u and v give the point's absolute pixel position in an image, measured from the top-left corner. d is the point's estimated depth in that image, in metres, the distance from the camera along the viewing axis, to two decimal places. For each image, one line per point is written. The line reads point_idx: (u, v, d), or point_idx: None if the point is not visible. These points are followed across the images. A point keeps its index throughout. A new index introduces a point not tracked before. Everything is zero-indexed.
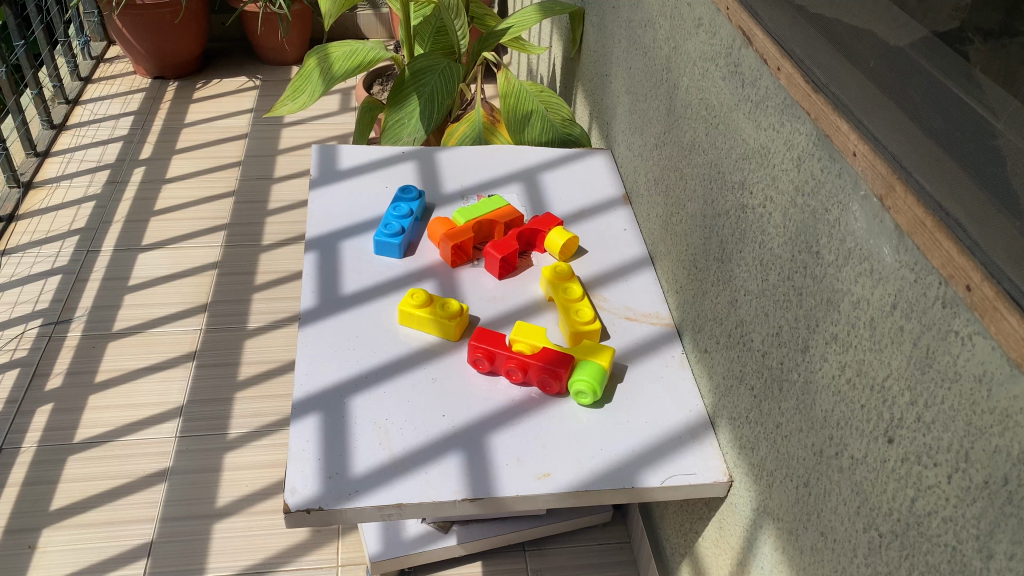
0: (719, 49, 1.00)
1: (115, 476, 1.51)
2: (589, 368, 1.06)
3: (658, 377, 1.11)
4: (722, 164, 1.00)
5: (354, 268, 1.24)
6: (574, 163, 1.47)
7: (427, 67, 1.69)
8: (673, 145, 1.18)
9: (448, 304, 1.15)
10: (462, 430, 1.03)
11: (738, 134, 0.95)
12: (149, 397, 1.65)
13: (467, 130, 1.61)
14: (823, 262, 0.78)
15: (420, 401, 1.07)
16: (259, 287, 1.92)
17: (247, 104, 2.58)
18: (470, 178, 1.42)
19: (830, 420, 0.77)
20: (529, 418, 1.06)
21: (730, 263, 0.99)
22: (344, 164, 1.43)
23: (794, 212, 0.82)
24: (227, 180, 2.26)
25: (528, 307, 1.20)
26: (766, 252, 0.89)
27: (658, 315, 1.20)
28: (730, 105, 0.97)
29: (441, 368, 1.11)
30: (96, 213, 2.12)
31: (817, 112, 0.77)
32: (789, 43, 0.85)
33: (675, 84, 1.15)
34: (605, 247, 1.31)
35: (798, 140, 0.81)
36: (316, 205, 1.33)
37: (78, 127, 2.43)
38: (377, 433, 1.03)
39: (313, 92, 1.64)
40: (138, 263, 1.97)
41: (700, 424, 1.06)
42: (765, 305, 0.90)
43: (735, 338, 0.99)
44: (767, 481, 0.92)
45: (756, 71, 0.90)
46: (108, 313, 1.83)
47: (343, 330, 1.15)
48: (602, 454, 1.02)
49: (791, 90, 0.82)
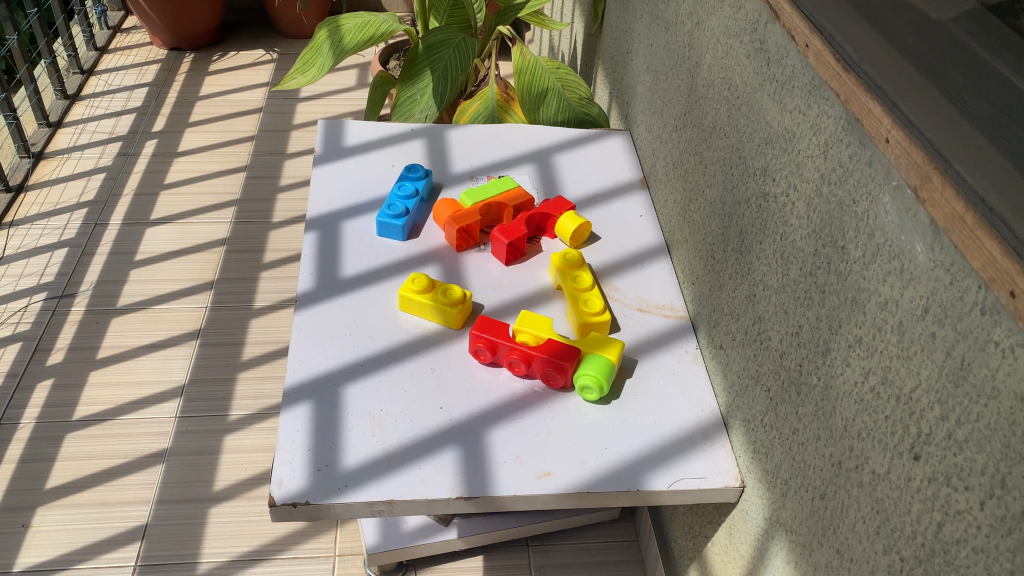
0: (744, 23, 0.93)
1: (113, 455, 1.48)
2: (597, 363, 1.00)
3: (669, 374, 1.05)
4: (744, 148, 0.93)
5: (356, 250, 1.19)
6: (591, 143, 1.40)
7: (441, 41, 1.63)
8: (692, 127, 1.11)
9: (450, 290, 1.09)
10: (459, 424, 0.98)
11: (762, 117, 0.88)
12: (151, 375, 1.62)
13: (480, 107, 1.53)
14: (848, 259, 0.71)
15: (417, 392, 1.02)
16: (268, 266, 1.88)
17: (263, 77, 2.53)
18: (481, 157, 1.36)
19: (851, 430, 0.71)
20: (531, 414, 1.00)
21: (749, 254, 0.92)
22: (350, 141, 1.37)
23: (819, 203, 0.76)
24: (239, 154, 2.21)
25: (534, 296, 1.14)
26: (788, 245, 0.82)
27: (672, 307, 1.14)
28: (754, 85, 0.90)
29: (441, 357, 1.06)
30: (106, 185, 2.08)
31: (847, 94, 0.69)
32: (821, 17, 0.77)
33: (697, 61, 1.08)
34: (619, 234, 1.24)
35: (826, 125, 0.74)
36: (318, 183, 1.28)
37: (92, 97, 2.39)
38: (371, 424, 0.98)
39: (323, 64, 1.58)
40: (146, 237, 1.94)
41: (712, 425, 1.00)
42: (786, 301, 0.83)
43: (752, 336, 0.92)
44: (781, 490, 0.86)
45: (782, 49, 0.83)
46: (113, 288, 1.80)
47: (341, 315, 1.10)
48: (606, 454, 0.96)
49: (819, 69, 0.74)
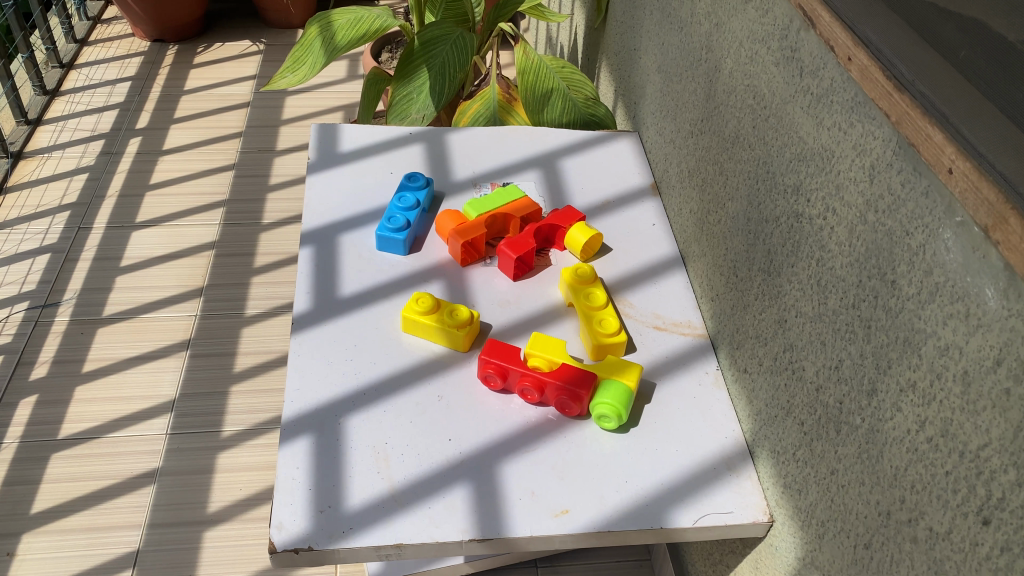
0: (772, 29, 0.86)
1: (101, 476, 1.42)
2: (614, 390, 0.95)
3: (689, 398, 1.00)
4: (772, 163, 0.87)
5: (355, 267, 1.12)
6: (599, 146, 1.33)
7: (438, 37, 1.55)
8: (711, 135, 1.05)
9: (457, 311, 1.03)
10: (470, 457, 0.92)
11: (794, 130, 0.82)
12: (140, 389, 1.55)
13: (481, 107, 1.45)
14: (899, 294, 0.65)
15: (423, 422, 0.96)
16: (259, 270, 1.81)
17: (250, 70, 2.44)
18: (484, 163, 1.30)
19: (902, 480, 0.66)
20: (545, 445, 0.95)
21: (779, 277, 0.86)
22: (345, 147, 1.30)
23: (864, 231, 0.70)
24: (227, 152, 2.13)
25: (545, 315, 1.08)
26: (825, 272, 0.77)
27: (690, 324, 1.08)
28: (784, 97, 0.83)
29: (449, 383, 1.00)
30: (89, 186, 2.00)
31: (899, 116, 0.64)
32: (865, 27, 0.71)
33: (716, 65, 1.02)
34: (631, 245, 1.18)
35: (872, 146, 0.68)
36: (312, 193, 1.21)
37: (73, 93, 2.31)
38: (376, 459, 0.92)
39: (314, 62, 1.50)
40: (131, 241, 1.86)
41: (737, 454, 0.95)
42: (823, 332, 0.78)
43: (783, 364, 0.87)
44: (817, 531, 0.80)
45: (818, 59, 0.76)
46: (99, 297, 1.73)
47: (340, 338, 1.04)
48: (626, 488, 0.91)
49: (865, 85, 0.68)
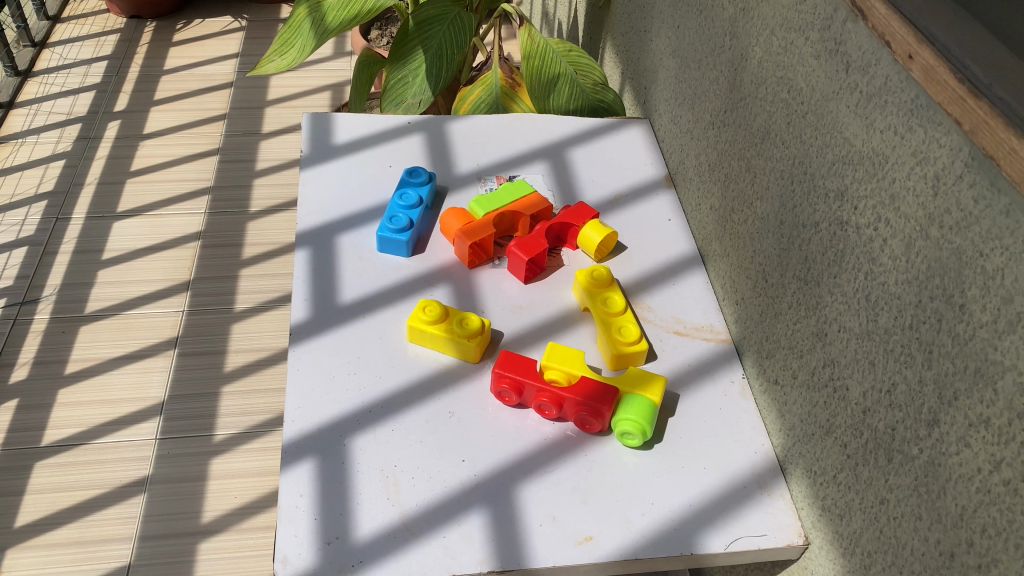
0: (811, 18, 0.79)
1: (88, 486, 1.35)
2: (638, 405, 0.89)
3: (715, 410, 0.94)
4: (811, 164, 0.80)
5: (356, 270, 1.05)
6: (608, 135, 1.26)
7: (434, 17, 1.46)
8: (735, 127, 0.98)
9: (467, 320, 0.96)
10: (486, 480, 0.86)
11: (837, 130, 0.75)
12: (126, 391, 1.48)
13: (482, 93, 1.38)
14: (969, 320, 0.60)
15: (434, 441, 0.89)
16: (248, 262, 1.74)
17: (232, 48, 2.34)
18: (488, 154, 1.22)
19: (970, 522, 0.60)
20: (565, 465, 0.89)
21: (819, 287, 0.80)
22: (341, 138, 1.22)
23: (925, 248, 0.64)
24: (210, 135, 2.04)
25: (559, 321, 1.02)
26: (877, 288, 0.71)
27: (712, 329, 1.02)
28: (826, 92, 0.77)
29: (460, 398, 0.94)
30: (66, 173, 1.91)
31: (974, 125, 0.58)
32: (927, 22, 0.65)
33: (742, 54, 0.95)
34: (647, 242, 1.12)
35: (935, 155, 0.62)
36: (307, 190, 1.14)
37: (46, 74, 2.20)
38: (385, 483, 0.86)
39: (303, 46, 1.43)
40: (113, 232, 1.78)
41: (768, 470, 0.89)
42: (873, 352, 0.72)
43: (822, 380, 0.81)
44: (862, 561, 0.75)
45: (868, 54, 0.70)
46: (80, 292, 1.65)
47: (342, 349, 0.97)
48: (652, 511, 0.85)
49: (928, 87, 0.62)
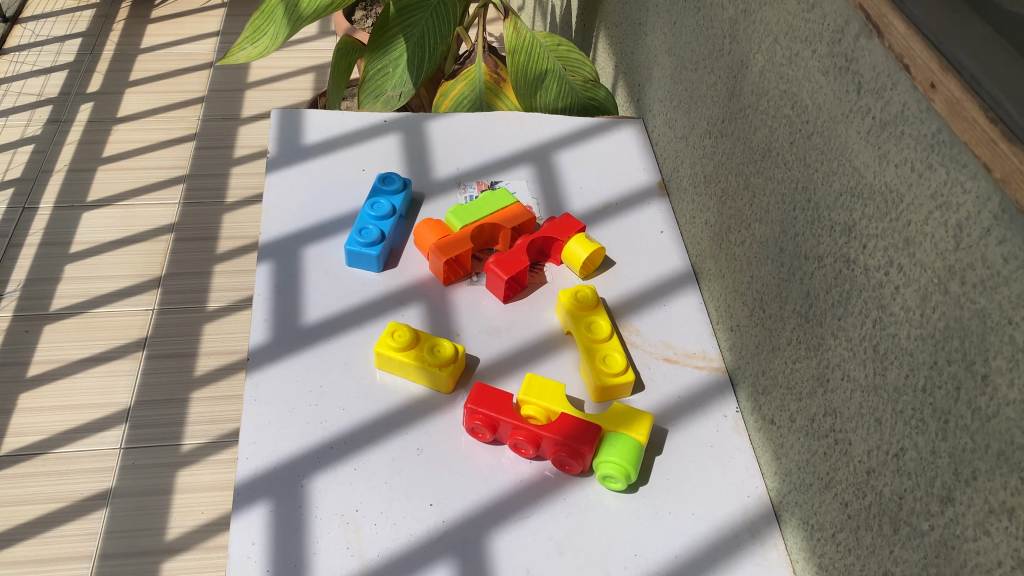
0: (820, 29, 0.71)
1: (47, 500, 1.28)
2: (621, 446, 0.82)
3: (706, 448, 0.87)
4: (815, 192, 0.73)
5: (322, 288, 0.98)
6: (598, 136, 1.18)
7: (416, 2, 1.37)
8: (734, 139, 0.90)
9: (439, 346, 0.89)
10: (454, 527, 0.79)
11: (847, 158, 0.67)
12: (91, 396, 1.41)
13: (465, 89, 1.30)
14: (992, 394, 0.52)
15: (401, 482, 0.82)
16: (223, 257, 1.66)
17: (212, 26, 2.25)
18: (469, 158, 1.14)
19: None
20: (542, 510, 0.82)
21: (823, 328, 0.73)
22: (311, 138, 1.14)
23: (944, 304, 0.56)
24: (187, 119, 1.95)
25: (540, 346, 0.94)
26: (887, 339, 0.63)
27: (705, 356, 0.95)
28: (834, 114, 0.69)
29: (430, 432, 0.87)
30: (35, 159, 1.83)
31: (1006, 174, 0.49)
32: (953, 46, 0.57)
33: (742, 60, 0.87)
34: (638, 258, 1.04)
35: (959, 202, 0.54)
36: (272, 197, 1.06)
37: (17, 52, 2.11)
38: (345, 529, 0.79)
39: (276, 34, 1.33)
40: (81, 223, 1.70)
41: (762, 517, 0.82)
42: (880, 409, 0.65)
43: (823, 430, 0.74)
44: None
45: (884, 77, 0.62)
46: (45, 288, 1.57)
47: (304, 377, 0.90)
48: (635, 562, 0.78)
49: (953, 122, 0.54)
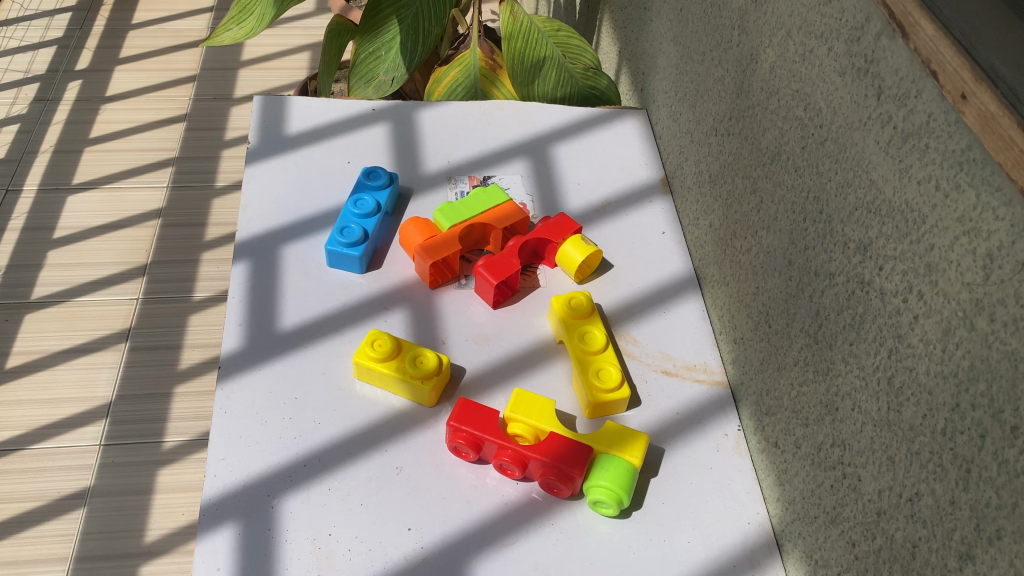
0: (837, 25, 0.64)
1: (23, 498, 1.24)
2: (613, 470, 0.76)
3: (705, 470, 0.82)
4: (828, 203, 0.66)
5: (302, 290, 0.92)
6: (599, 128, 1.12)
7: None
8: (740, 139, 0.84)
9: (422, 356, 0.84)
10: (433, 555, 0.74)
11: (863, 170, 0.61)
12: (70, 390, 1.37)
13: (459, 75, 1.24)
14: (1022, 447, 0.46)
15: (378, 503, 0.77)
16: (211, 244, 1.61)
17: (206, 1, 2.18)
18: (461, 150, 1.08)
19: None
20: (528, 535, 0.77)
21: (833, 352, 0.67)
22: (294, 127, 1.08)
23: (971, 341, 0.50)
24: (177, 99, 1.89)
25: (531, 356, 0.89)
26: (903, 373, 0.57)
27: (706, 368, 0.89)
28: (850, 120, 0.63)
29: (412, 449, 0.81)
30: (19, 139, 1.77)
31: None
32: (988, 53, 0.51)
33: (751, 53, 0.80)
34: (637, 261, 0.98)
35: (990, 229, 0.48)
36: (252, 190, 1.00)
37: (4, 26, 2.04)
38: (317, 555, 0.74)
39: (262, 15, 1.27)
40: (66, 207, 1.65)
41: (762, 547, 0.77)
42: (894, 447, 0.59)
43: (830, 461, 0.68)
44: None
45: (908, 83, 0.56)
46: (27, 275, 1.52)
47: (279, 387, 0.84)
48: None
49: (986, 140, 0.48)
